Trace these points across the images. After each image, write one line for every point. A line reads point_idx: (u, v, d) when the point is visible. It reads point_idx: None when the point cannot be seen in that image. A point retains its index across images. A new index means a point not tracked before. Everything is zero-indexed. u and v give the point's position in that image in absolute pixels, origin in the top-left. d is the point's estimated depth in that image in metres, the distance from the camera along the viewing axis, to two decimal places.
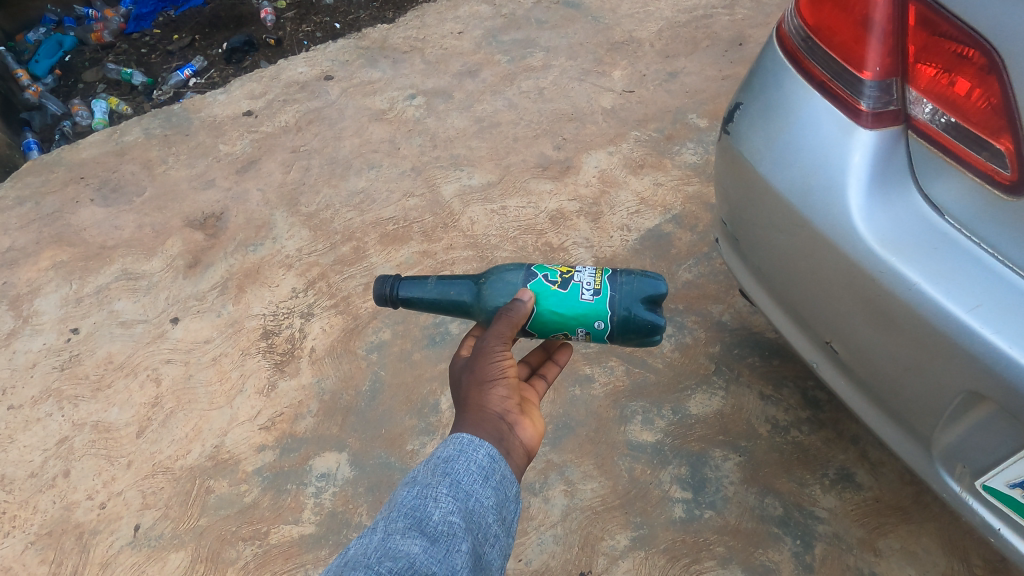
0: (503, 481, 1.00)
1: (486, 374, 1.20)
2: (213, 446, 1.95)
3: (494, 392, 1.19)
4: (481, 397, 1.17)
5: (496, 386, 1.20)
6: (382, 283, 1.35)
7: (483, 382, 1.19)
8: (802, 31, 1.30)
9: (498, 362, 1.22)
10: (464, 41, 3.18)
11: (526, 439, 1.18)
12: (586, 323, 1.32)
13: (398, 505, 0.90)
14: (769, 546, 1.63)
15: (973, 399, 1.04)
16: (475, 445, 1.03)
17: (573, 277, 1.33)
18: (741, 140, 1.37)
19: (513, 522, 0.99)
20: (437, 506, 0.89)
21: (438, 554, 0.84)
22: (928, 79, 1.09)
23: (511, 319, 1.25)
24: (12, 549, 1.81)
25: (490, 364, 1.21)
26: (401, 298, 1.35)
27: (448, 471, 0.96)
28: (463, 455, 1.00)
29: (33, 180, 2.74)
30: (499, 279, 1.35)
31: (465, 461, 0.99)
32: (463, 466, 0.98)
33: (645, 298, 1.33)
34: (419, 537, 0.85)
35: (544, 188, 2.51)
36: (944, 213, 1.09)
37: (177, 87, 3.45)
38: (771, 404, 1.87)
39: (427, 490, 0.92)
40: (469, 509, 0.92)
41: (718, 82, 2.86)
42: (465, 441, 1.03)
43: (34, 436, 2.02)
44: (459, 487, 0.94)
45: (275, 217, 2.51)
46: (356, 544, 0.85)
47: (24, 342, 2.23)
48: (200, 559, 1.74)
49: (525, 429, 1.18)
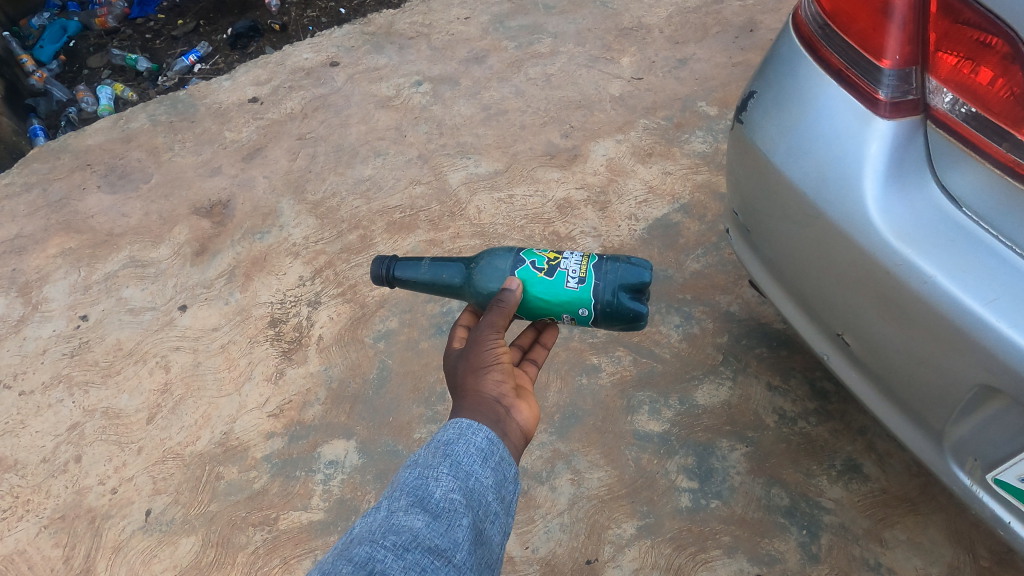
0: (502, 461, 1.00)
1: (481, 360, 1.20)
2: (222, 433, 1.96)
3: (489, 376, 1.18)
4: (477, 382, 1.17)
5: (492, 370, 1.19)
6: (378, 264, 1.36)
7: (479, 368, 1.19)
8: (818, 18, 1.29)
9: (491, 349, 1.22)
10: (470, 26, 3.14)
11: (524, 420, 1.16)
12: (571, 310, 1.33)
13: (400, 485, 0.91)
14: (776, 536, 1.64)
15: (987, 392, 1.04)
16: (475, 429, 1.02)
17: (560, 263, 1.32)
18: (754, 130, 1.35)
19: (513, 501, 0.98)
20: (438, 484, 0.90)
21: (440, 528, 0.85)
22: (949, 68, 1.07)
23: (503, 308, 1.26)
24: (26, 533, 1.83)
25: (483, 350, 1.22)
26: (396, 278, 1.36)
27: (449, 453, 0.96)
28: (462, 437, 0.99)
29: (41, 166, 2.74)
30: (488, 264, 1.35)
31: (465, 443, 0.98)
32: (463, 448, 0.97)
33: (629, 286, 1.31)
34: (421, 513, 0.85)
35: (552, 177, 2.50)
36: (962, 204, 1.07)
37: (182, 72, 3.43)
38: (779, 395, 1.87)
39: (428, 470, 0.92)
40: (470, 487, 0.92)
41: (728, 69, 2.83)
42: (464, 425, 1.02)
43: (45, 422, 2.04)
44: (460, 467, 0.94)
45: (282, 205, 2.51)
46: (361, 523, 0.86)
47: (34, 329, 2.24)
48: (211, 544, 1.76)
49: (519, 411, 1.16)
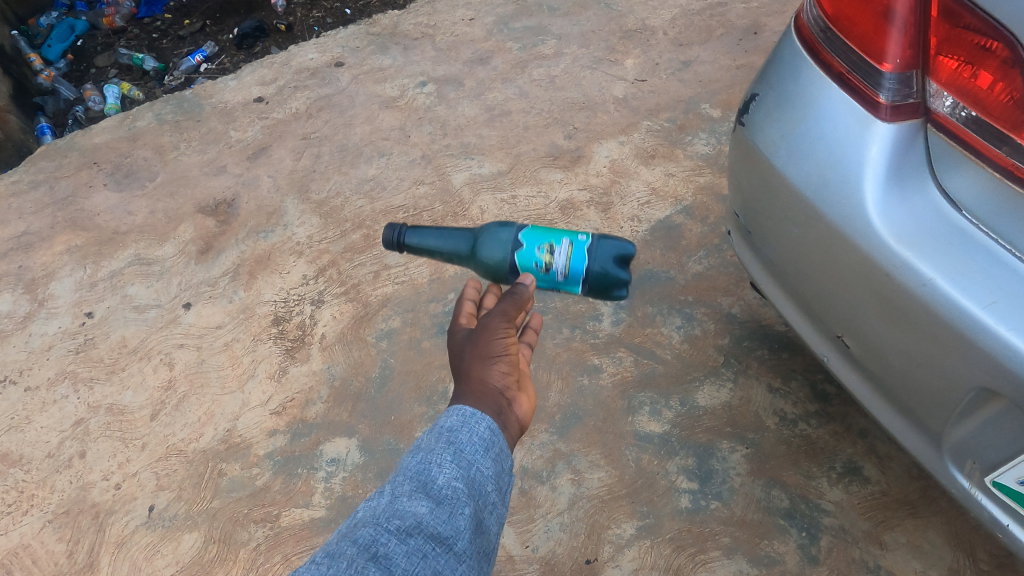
0: (502, 453, 1.00)
1: (491, 349, 1.18)
2: (225, 430, 1.97)
3: (497, 365, 1.17)
4: (484, 371, 1.15)
5: (499, 360, 1.18)
6: (389, 230, 1.37)
7: (487, 357, 1.17)
8: (820, 21, 1.29)
9: (501, 339, 1.20)
10: (475, 28, 3.16)
11: (521, 415, 1.16)
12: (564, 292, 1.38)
13: (403, 470, 0.91)
14: (775, 537, 1.64)
15: (986, 395, 1.04)
16: (479, 418, 1.02)
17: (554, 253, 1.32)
18: (756, 132, 1.35)
19: (510, 493, 0.99)
20: (441, 471, 0.90)
21: (442, 515, 0.85)
22: (950, 72, 1.07)
23: (517, 302, 1.25)
24: (30, 527, 1.85)
25: (494, 339, 1.20)
26: (407, 245, 1.38)
27: (452, 441, 0.96)
28: (466, 425, 1.00)
29: (48, 164, 2.75)
30: (492, 236, 1.38)
31: (468, 432, 0.99)
32: (466, 436, 0.98)
33: (616, 260, 1.39)
34: (424, 499, 0.86)
35: (555, 178, 2.51)
36: (962, 208, 1.08)
37: (188, 72, 3.46)
38: (780, 397, 1.88)
39: (431, 456, 0.93)
40: (471, 477, 0.93)
41: (732, 71, 2.83)
42: (468, 413, 1.02)
43: (51, 417, 2.05)
44: (462, 456, 0.94)
45: (286, 203, 2.52)
46: (365, 506, 0.86)
47: (40, 326, 2.26)
48: (213, 540, 1.78)
49: (519, 405, 1.16)
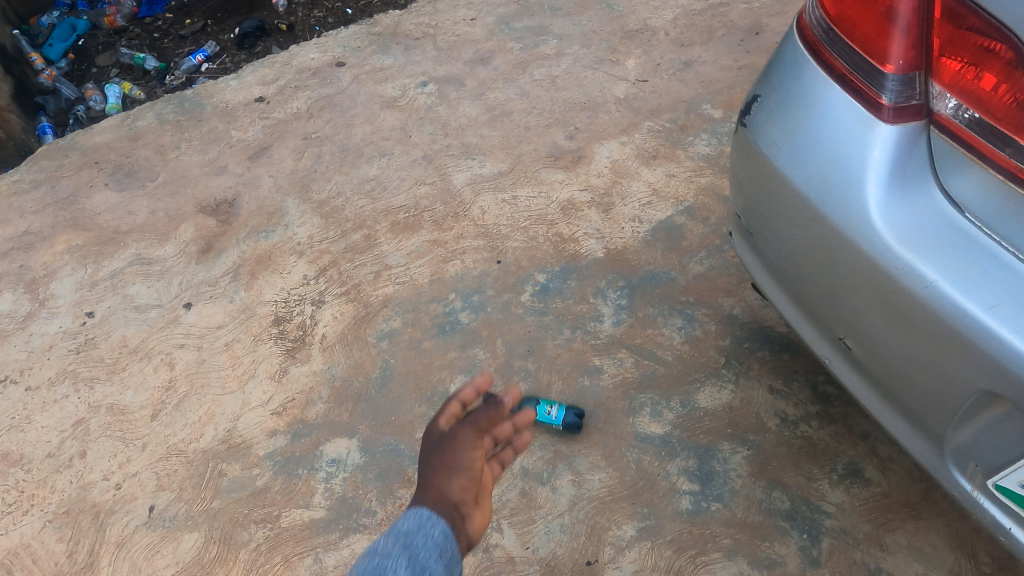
0: (455, 561, 0.98)
1: (454, 463, 1.18)
2: (225, 430, 1.97)
3: (456, 480, 1.15)
4: (443, 482, 1.14)
5: (461, 475, 1.16)
6: None
7: (450, 467, 1.17)
8: (823, 22, 1.28)
9: (468, 451, 1.20)
10: (476, 28, 3.15)
11: (474, 532, 1.11)
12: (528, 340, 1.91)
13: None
14: (776, 539, 1.64)
15: (989, 398, 1.04)
16: (433, 521, 1.03)
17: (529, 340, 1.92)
18: (758, 133, 1.35)
19: None
20: None
21: None
22: (953, 73, 1.07)
23: (490, 413, 1.28)
24: (31, 527, 1.85)
25: (460, 453, 1.20)
26: None
27: (407, 545, 0.96)
28: (421, 529, 1.00)
29: (49, 164, 2.75)
30: None
31: (423, 537, 0.98)
32: (421, 541, 0.97)
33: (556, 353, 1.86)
34: None
35: (556, 178, 2.50)
36: (965, 210, 1.07)
37: (190, 72, 3.46)
38: (781, 398, 1.87)
39: (386, 561, 0.92)
40: None
41: (734, 72, 2.83)
42: (424, 517, 1.03)
43: (51, 417, 2.05)
44: (417, 562, 0.93)
45: (287, 203, 2.52)
46: None
47: (41, 325, 2.26)
48: (213, 540, 1.77)
49: (473, 521, 1.12)
